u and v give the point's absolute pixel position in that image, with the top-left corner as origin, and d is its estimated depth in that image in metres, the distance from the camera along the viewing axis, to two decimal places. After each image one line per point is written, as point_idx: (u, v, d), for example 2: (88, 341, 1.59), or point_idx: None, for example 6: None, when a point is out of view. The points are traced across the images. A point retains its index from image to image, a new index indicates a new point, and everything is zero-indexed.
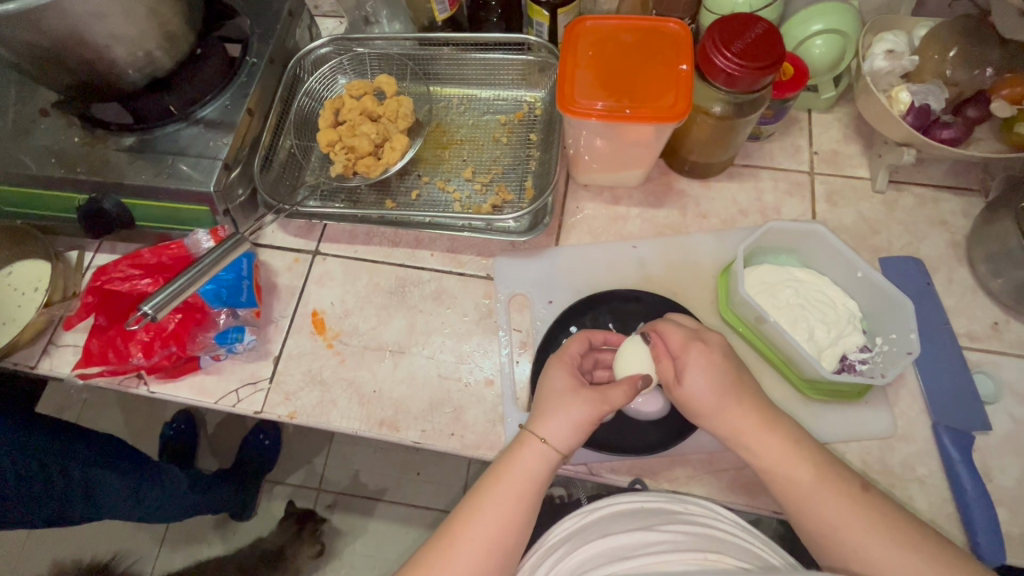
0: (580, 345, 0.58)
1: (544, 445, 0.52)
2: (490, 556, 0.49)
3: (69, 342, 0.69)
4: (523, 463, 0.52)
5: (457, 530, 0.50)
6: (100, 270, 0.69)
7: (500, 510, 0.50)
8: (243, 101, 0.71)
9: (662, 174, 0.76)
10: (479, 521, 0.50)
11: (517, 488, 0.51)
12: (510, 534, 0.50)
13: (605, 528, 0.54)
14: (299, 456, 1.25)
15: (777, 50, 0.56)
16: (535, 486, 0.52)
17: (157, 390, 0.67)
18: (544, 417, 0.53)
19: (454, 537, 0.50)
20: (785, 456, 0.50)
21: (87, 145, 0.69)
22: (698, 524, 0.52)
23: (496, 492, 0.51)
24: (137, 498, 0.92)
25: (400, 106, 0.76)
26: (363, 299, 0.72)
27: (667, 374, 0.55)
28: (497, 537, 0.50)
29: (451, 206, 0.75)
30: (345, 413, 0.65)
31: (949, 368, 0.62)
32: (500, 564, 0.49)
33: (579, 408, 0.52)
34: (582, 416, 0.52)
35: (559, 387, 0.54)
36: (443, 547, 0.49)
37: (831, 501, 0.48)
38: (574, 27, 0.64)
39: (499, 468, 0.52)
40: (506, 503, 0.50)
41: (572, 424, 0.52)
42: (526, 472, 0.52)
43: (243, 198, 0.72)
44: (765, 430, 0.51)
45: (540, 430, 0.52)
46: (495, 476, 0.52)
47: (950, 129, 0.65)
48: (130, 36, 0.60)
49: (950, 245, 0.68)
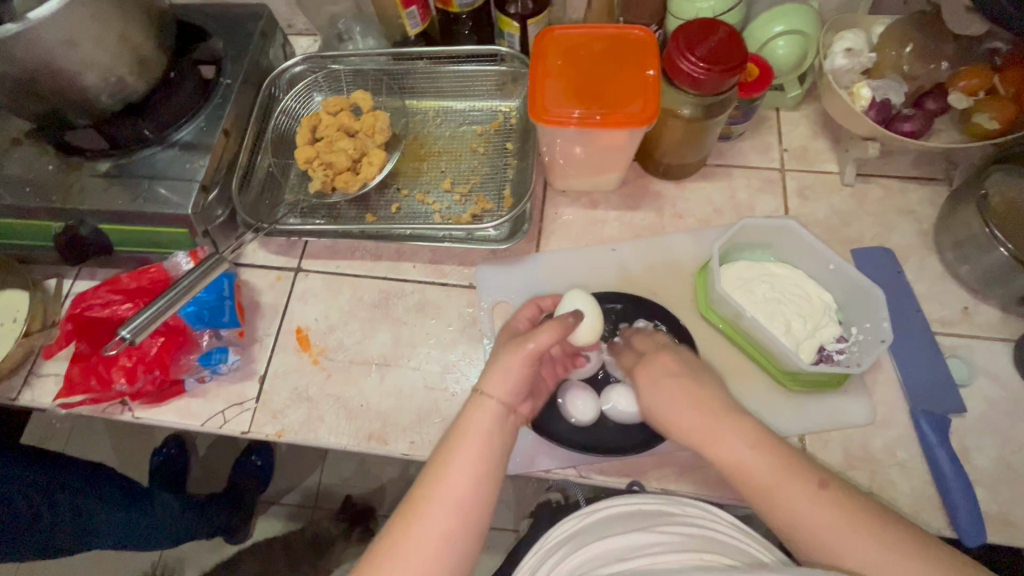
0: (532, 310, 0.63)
1: (493, 401, 0.52)
2: (452, 528, 0.46)
3: (50, 371, 0.69)
4: (470, 421, 0.51)
5: (416, 503, 0.48)
6: (79, 297, 0.68)
7: (452, 476, 0.48)
8: (218, 122, 0.71)
9: (637, 177, 0.77)
10: (436, 482, 0.48)
11: (468, 443, 0.50)
12: (464, 491, 0.48)
13: (602, 530, 0.55)
14: (293, 475, 1.24)
15: (739, 51, 0.58)
16: (487, 442, 0.50)
17: (142, 416, 0.67)
18: (490, 377, 0.53)
19: (412, 506, 0.47)
20: (740, 452, 0.48)
21: (61, 173, 0.69)
22: (696, 526, 0.53)
23: (448, 453, 0.50)
24: (123, 527, 0.90)
25: (376, 120, 0.77)
26: (347, 314, 0.72)
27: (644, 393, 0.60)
28: (461, 498, 0.48)
29: (431, 217, 0.76)
30: (333, 429, 0.65)
31: (924, 354, 0.63)
32: (461, 523, 0.47)
33: (510, 355, 0.53)
34: (511, 361, 0.53)
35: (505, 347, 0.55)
36: (401, 519, 0.47)
37: (790, 487, 0.46)
38: (542, 38, 0.65)
39: (449, 437, 0.51)
40: (460, 467, 0.49)
41: (507, 371, 0.52)
42: (475, 430, 0.51)
43: (222, 219, 0.72)
44: (726, 427, 0.50)
45: (486, 389, 0.52)
46: (448, 440, 0.51)
47: (912, 122, 0.66)
48: (102, 62, 0.60)
49: (918, 234, 0.70)
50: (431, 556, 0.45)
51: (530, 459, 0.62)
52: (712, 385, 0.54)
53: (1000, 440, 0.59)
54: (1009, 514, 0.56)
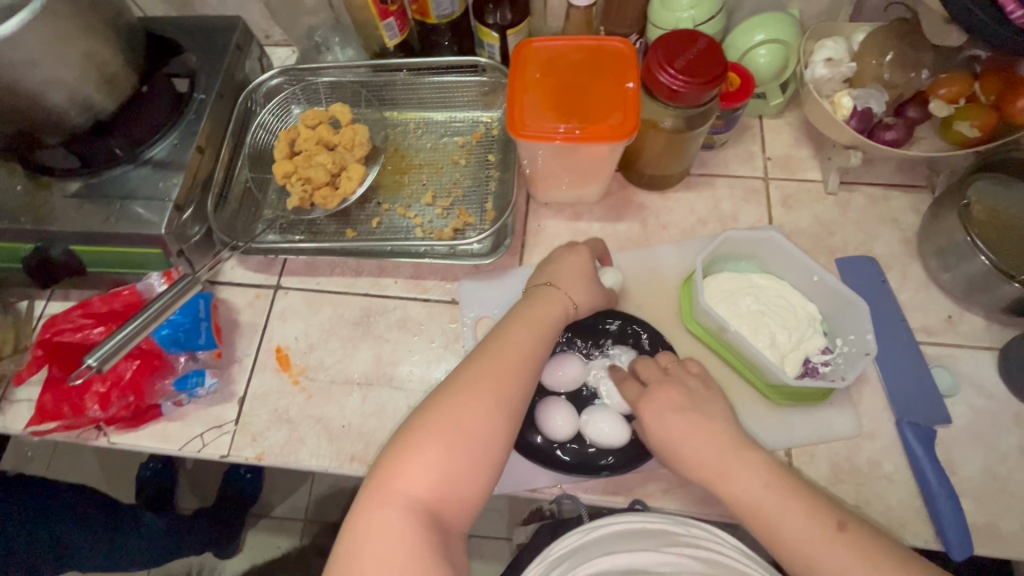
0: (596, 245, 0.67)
1: (569, 298, 0.60)
2: (522, 381, 0.52)
3: (22, 397, 0.67)
4: (546, 304, 0.59)
5: (487, 353, 0.53)
6: (50, 321, 0.66)
7: (528, 338, 0.55)
8: (192, 138, 0.70)
9: (620, 187, 0.76)
10: (508, 339, 0.55)
11: (541, 320, 0.57)
12: (525, 358, 0.54)
13: (608, 546, 0.54)
14: (282, 489, 1.22)
15: (718, 64, 0.57)
16: (555, 330, 0.58)
17: (118, 441, 0.65)
18: (568, 280, 0.61)
19: (484, 354, 0.53)
20: (755, 490, 0.49)
21: (30, 193, 0.67)
22: (704, 548, 0.52)
23: (522, 323, 0.57)
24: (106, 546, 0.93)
25: (355, 133, 0.75)
26: (327, 332, 0.71)
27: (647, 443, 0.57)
28: (521, 358, 0.53)
29: (412, 232, 0.75)
30: (313, 451, 0.64)
31: (909, 365, 0.63)
32: (519, 379, 0.52)
33: (594, 287, 0.62)
34: (594, 295, 0.62)
35: (583, 261, 0.63)
36: (472, 364, 0.52)
37: (787, 513, 0.47)
38: (520, 50, 0.64)
39: (525, 308, 0.58)
40: (534, 336, 0.56)
41: (589, 295, 0.62)
42: (546, 312, 0.58)
43: (198, 237, 0.71)
44: (737, 463, 0.50)
45: (565, 288, 0.60)
46: (522, 312, 0.58)
47: (893, 130, 0.66)
48: (67, 81, 0.58)
49: (902, 242, 0.70)
50: (499, 390, 0.50)
51: (516, 479, 0.61)
52: (718, 410, 0.55)
53: (985, 450, 0.59)
54: (996, 525, 0.56)
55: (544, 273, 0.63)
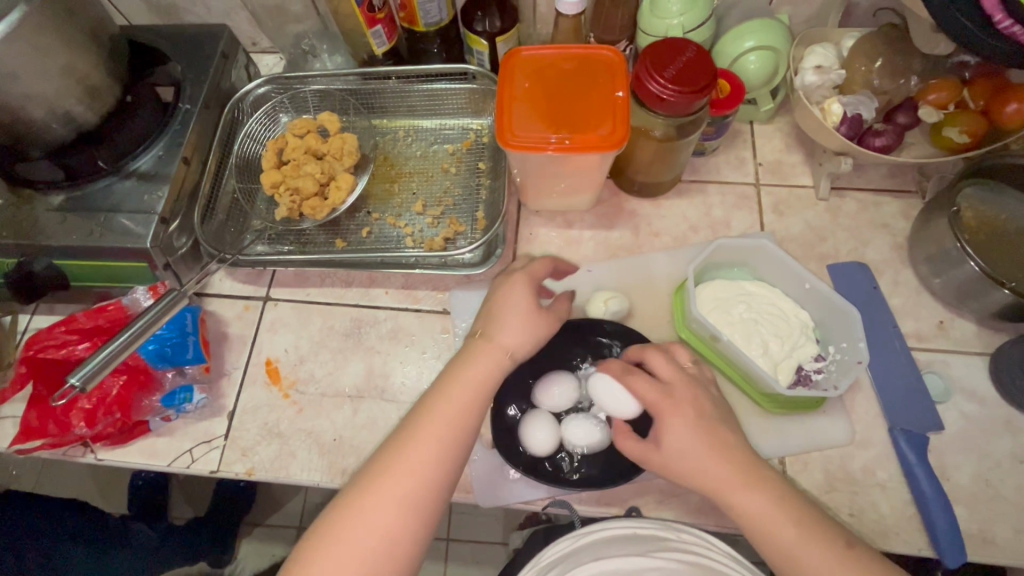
0: (546, 267, 0.59)
1: (503, 353, 0.54)
2: (447, 458, 0.50)
3: (7, 414, 0.66)
4: (476, 367, 0.53)
5: (407, 434, 0.50)
6: (33, 337, 0.65)
7: (456, 404, 0.52)
8: (177, 149, 0.69)
9: (611, 194, 0.76)
10: (432, 416, 0.51)
11: (470, 389, 0.52)
12: (450, 438, 0.50)
13: (598, 551, 0.54)
14: (275, 497, 1.20)
15: (708, 72, 0.57)
16: (486, 393, 0.53)
17: (105, 458, 0.64)
18: (504, 327, 0.54)
19: (404, 437, 0.50)
20: (769, 515, 0.49)
21: (12, 206, 0.66)
22: (691, 553, 0.52)
23: (449, 393, 0.52)
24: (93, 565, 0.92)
25: (344, 142, 0.74)
26: (318, 344, 0.70)
27: (635, 449, 0.55)
28: (443, 438, 0.50)
29: (403, 241, 0.74)
30: (304, 466, 0.63)
31: (900, 371, 0.63)
32: (442, 464, 0.49)
33: (540, 324, 0.56)
34: (541, 334, 0.56)
35: (523, 303, 0.56)
36: (392, 449, 0.50)
37: (780, 525, 0.48)
38: (509, 59, 0.64)
39: (453, 374, 0.53)
40: (461, 405, 0.52)
41: (531, 338, 0.55)
42: (475, 377, 0.53)
43: (185, 250, 0.70)
44: (751, 488, 0.50)
45: (500, 340, 0.54)
46: (449, 377, 0.53)
47: (882, 137, 0.66)
48: (47, 94, 0.57)
49: (893, 248, 0.70)
50: (412, 486, 0.48)
51: (507, 491, 0.61)
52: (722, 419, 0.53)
53: (977, 457, 0.59)
54: (988, 532, 0.56)
55: (483, 315, 0.56)
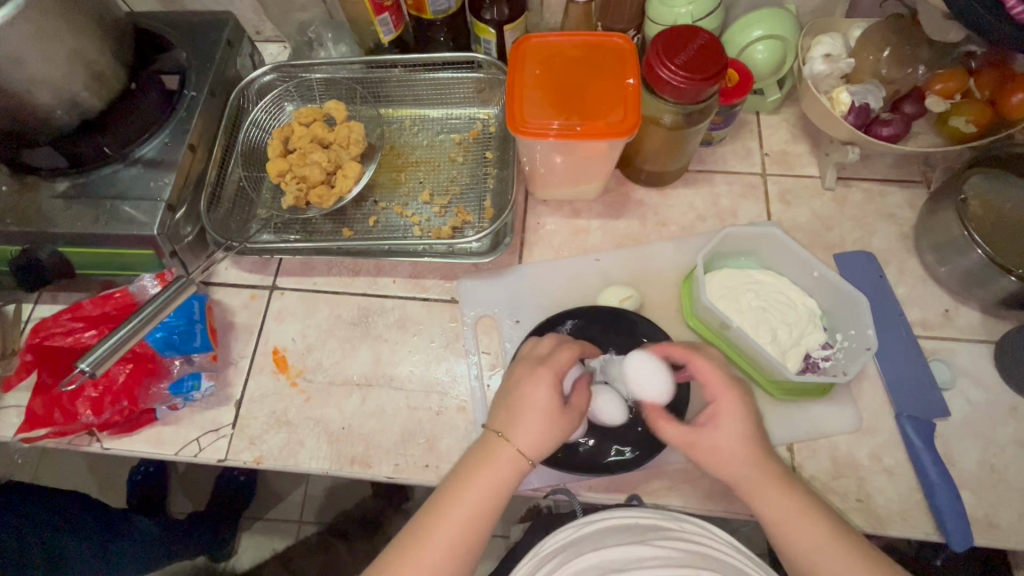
0: (571, 357, 0.54)
1: (519, 456, 0.50)
2: (457, 562, 0.48)
3: (11, 403, 0.65)
4: (493, 472, 0.50)
5: (420, 533, 0.49)
6: (38, 325, 0.65)
7: (470, 511, 0.49)
8: (183, 136, 0.68)
9: (618, 184, 0.76)
10: (446, 522, 0.49)
11: (487, 495, 0.50)
12: (464, 543, 0.49)
13: (598, 540, 0.53)
14: (276, 490, 1.20)
15: (718, 60, 0.57)
16: (503, 499, 0.50)
17: (111, 447, 0.64)
18: (522, 429, 0.51)
19: (417, 538, 0.48)
20: (795, 517, 0.49)
21: (15, 193, 0.65)
22: (692, 541, 0.51)
23: (465, 497, 0.50)
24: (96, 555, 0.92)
25: (350, 131, 0.74)
26: (325, 333, 0.70)
27: (676, 435, 0.53)
28: (458, 543, 0.48)
29: (410, 230, 0.74)
30: (313, 454, 0.63)
31: (908, 359, 0.63)
32: (458, 571, 0.48)
33: (562, 426, 0.52)
34: (562, 435, 0.52)
35: (543, 400, 0.51)
36: (405, 547, 0.48)
37: (805, 527, 0.49)
38: (519, 46, 0.63)
39: (469, 476, 0.50)
40: (474, 511, 0.49)
41: (552, 441, 0.51)
42: (493, 482, 0.50)
43: (191, 238, 0.70)
44: (783, 490, 0.50)
45: (516, 442, 0.50)
46: (465, 478, 0.50)
47: (890, 126, 0.67)
48: (54, 79, 0.56)
49: (899, 237, 0.70)
50: None
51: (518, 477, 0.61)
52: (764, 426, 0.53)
53: (983, 443, 0.60)
54: (994, 517, 0.57)
55: (502, 408, 0.53)
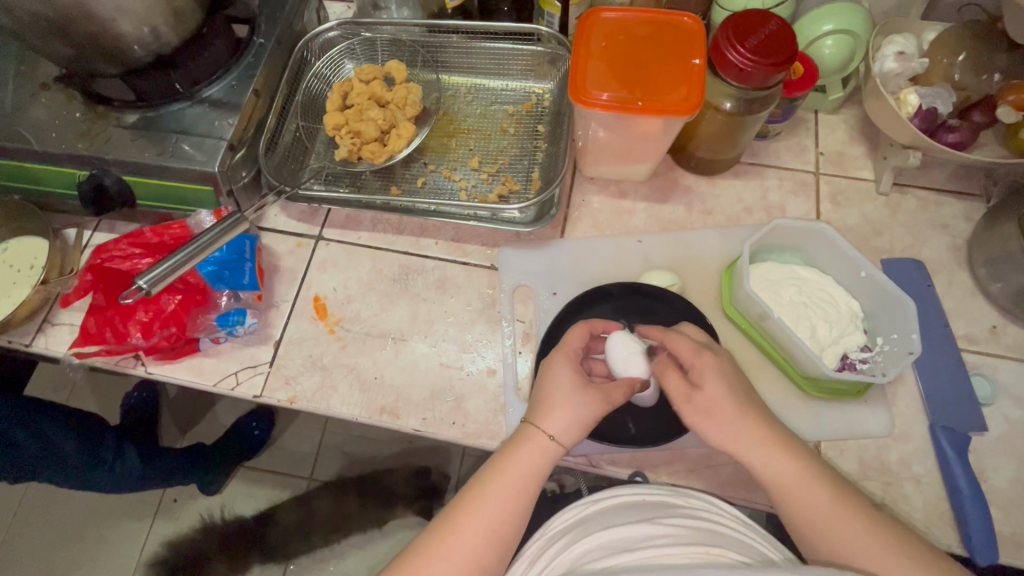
0: (583, 336, 0.56)
1: (548, 440, 0.51)
2: (490, 547, 0.49)
3: (65, 320, 0.68)
4: (521, 456, 0.51)
5: (453, 516, 0.50)
6: (100, 247, 0.68)
7: (502, 493, 0.50)
8: (249, 81, 0.70)
9: (668, 169, 0.76)
10: (480, 509, 0.50)
11: (518, 480, 0.51)
12: (504, 527, 0.49)
13: (606, 520, 0.53)
14: (291, 444, 1.21)
15: (789, 46, 0.56)
16: (535, 480, 0.51)
17: (154, 371, 0.67)
18: (549, 413, 0.52)
19: (452, 522, 0.49)
20: (819, 507, 0.48)
21: (87, 121, 0.68)
22: (700, 518, 0.51)
23: (498, 482, 0.51)
24: (111, 475, 0.95)
25: (408, 92, 0.75)
26: (365, 286, 0.71)
27: (676, 390, 0.53)
28: (492, 527, 0.49)
29: (456, 194, 0.75)
30: (345, 400, 0.65)
31: (948, 371, 0.62)
32: (499, 554, 0.49)
33: (586, 406, 0.52)
34: (587, 415, 0.52)
35: (566, 382, 0.53)
36: (440, 530, 0.49)
37: (839, 515, 0.47)
38: (587, 18, 0.64)
39: (500, 462, 0.52)
40: (505, 496, 0.50)
41: (579, 422, 0.52)
42: (524, 464, 0.51)
43: (246, 181, 0.72)
44: (780, 453, 0.50)
45: (546, 426, 0.52)
46: (496, 465, 0.52)
47: (956, 133, 0.65)
48: (137, 10, 0.58)
49: (951, 249, 0.69)
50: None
51: None
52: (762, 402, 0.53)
53: (1019, 463, 0.59)
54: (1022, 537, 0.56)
55: (534, 400, 0.54)
